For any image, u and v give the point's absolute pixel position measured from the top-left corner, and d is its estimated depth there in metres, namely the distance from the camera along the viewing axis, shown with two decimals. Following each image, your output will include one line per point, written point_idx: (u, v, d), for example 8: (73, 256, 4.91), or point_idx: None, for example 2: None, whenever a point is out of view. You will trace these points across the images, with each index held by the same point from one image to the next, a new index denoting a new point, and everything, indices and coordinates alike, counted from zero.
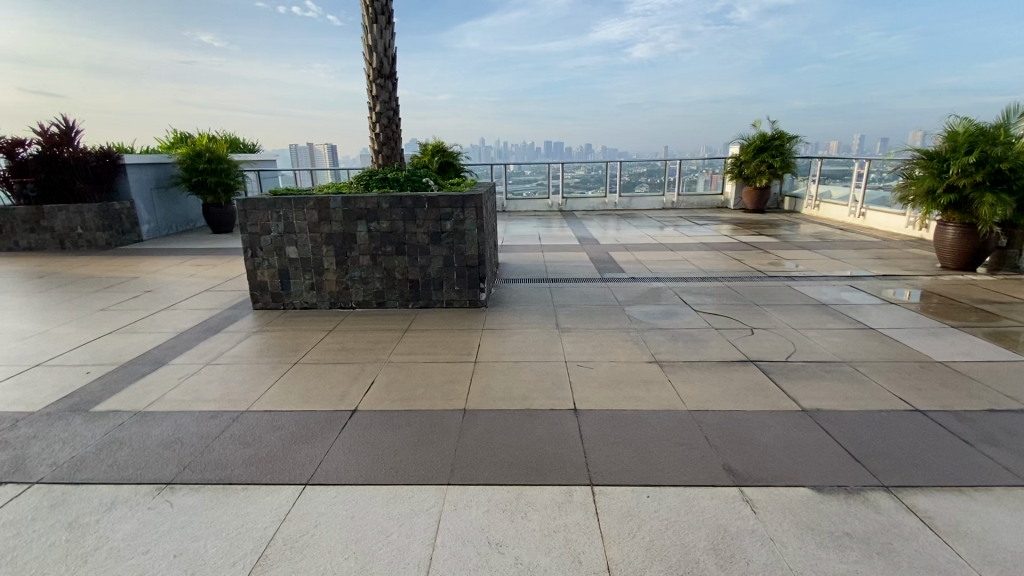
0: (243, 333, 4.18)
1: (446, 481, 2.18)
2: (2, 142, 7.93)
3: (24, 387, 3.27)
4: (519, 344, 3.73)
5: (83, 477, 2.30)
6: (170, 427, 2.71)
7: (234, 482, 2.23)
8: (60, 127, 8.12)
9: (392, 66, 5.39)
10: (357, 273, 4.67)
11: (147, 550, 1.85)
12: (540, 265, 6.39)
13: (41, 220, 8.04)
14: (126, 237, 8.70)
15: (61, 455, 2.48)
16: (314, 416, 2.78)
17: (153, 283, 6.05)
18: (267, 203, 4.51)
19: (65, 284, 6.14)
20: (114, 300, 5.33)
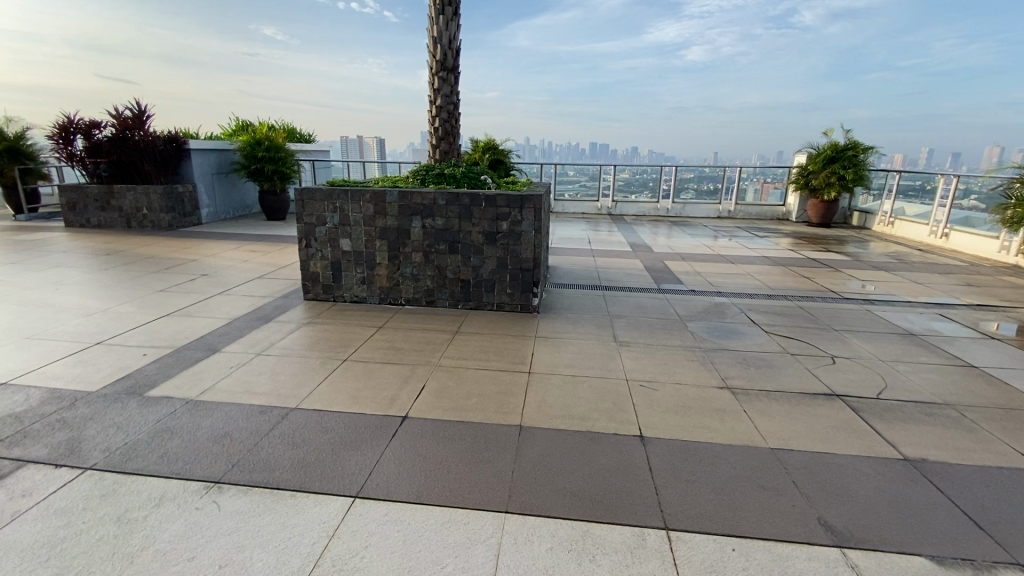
0: (293, 324, 4.15)
1: (504, 508, 2.00)
2: (82, 123, 8.40)
3: (85, 365, 3.32)
4: (575, 356, 3.52)
5: (135, 466, 2.25)
6: (221, 419, 2.66)
7: (283, 487, 2.13)
8: (134, 111, 8.44)
9: (455, 59, 5.27)
10: (409, 269, 4.57)
11: (193, 556, 1.76)
12: (592, 271, 6.14)
13: (111, 199, 8.46)
14: (187, 220, 8.98)
15: (114, 440, 2.46)
16: (364, 420, 2.66)
17: (208, 267, 6.18)
18: (324, 193, 4.47)
19: (129, 262, 6.37)
20: (173, 282, 5.46)
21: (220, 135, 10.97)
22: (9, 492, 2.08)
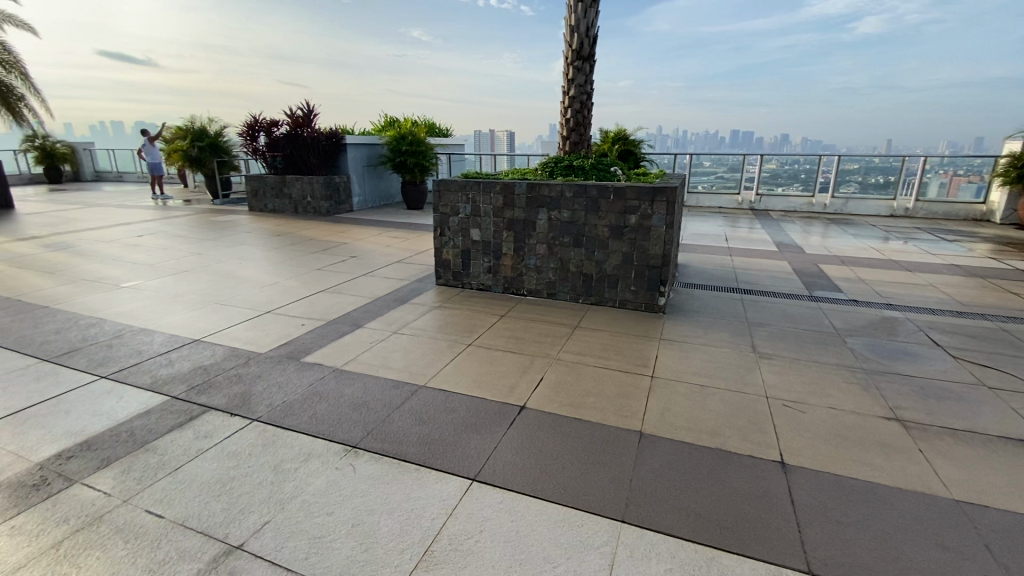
0: (424, 307, 4.43)
1: (620, 517, 1.90)
2: (265, 123, 9.89)
3: (258, 330, 3.90)
4: (704, 363, 3.25)
5: (290, 423, 2.58)
6: (360, 389, 2.93)
7: (408, 460, 2.27)
8: (303, 111, 9.78)
9: (591, 47, 5.14)
10: (533, 261, 4.61)
11: (331, 511, 1.95)
12: (728, 272, 5.63)
13: (284, 188, 9.82)
14: (342, 207, 10.10)
15: (277, 397, 2.85)
16: (484, 406, 2.73)
17: (356, 250, 6.89)
18: (458, 185, 4.68)
19: (295, 243, 7.36)
20: (328, 262, 6.18)
21: (371, 131, 12.13)
22: (199, 431, 2.53)
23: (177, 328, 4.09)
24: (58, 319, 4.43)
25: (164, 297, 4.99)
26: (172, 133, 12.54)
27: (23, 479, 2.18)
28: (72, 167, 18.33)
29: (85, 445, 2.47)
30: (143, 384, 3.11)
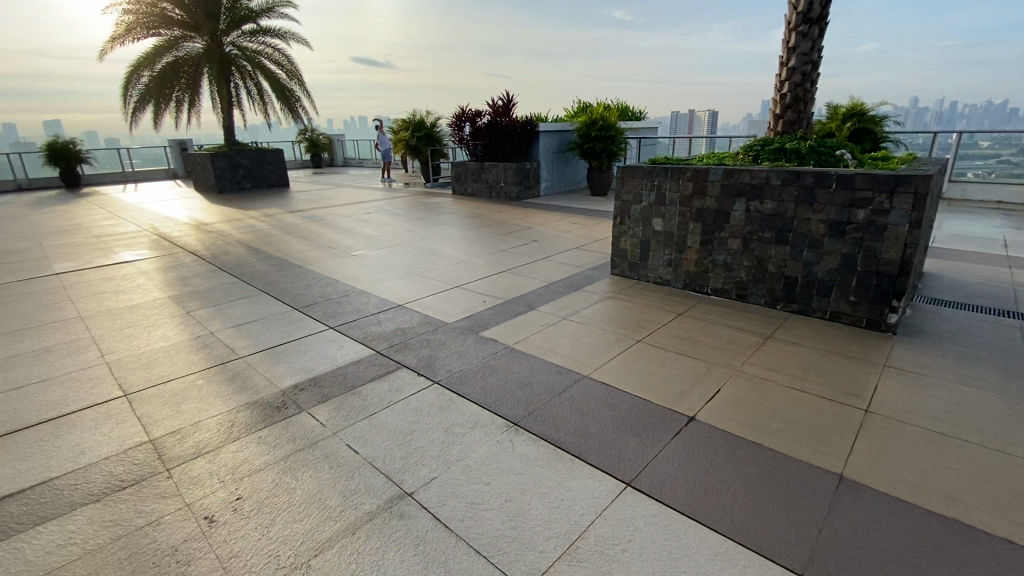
0: (596, 296, 4.39)
1: (798, 571, 1.60)
2: (470, 114, 10.86)
3: (447, 304, 4.43)
4: (947, 405, 2.54)
5: (463, 390, 2.93)
6: (527, 369, 3.07)
7: (564, 449, 2.29)
8: (503, 101, 10.51)
9: (824, 7, 4.34)
10: (722, 257, 4.15)
11: (488, 481, 2.15)
12: (1003, 288, 4.26)
13: (481, 173, 10.70)
14: (531, 193, 10.57)
15: (454, 365, 3.27)
16: (648, 408, 2.58)
17: (539, 234, 7.17)
18: (644, 171, 4.46)
19: (486, 224, 8.02)
20: (512, 244, 6.58)
21: (564, 117, 12.35)
22: (392, 385, 3.12)
23: (387, 295, 4.91)
24: (310, 278, 5.69)
25: (381, 266, 5.99)
26: (399, 125, 14.72)
27: (270, 401, 3.03)
28: (331, 154, 22.93)
29: (312, 380, 3.26)
30: (358, 338, 3.90)
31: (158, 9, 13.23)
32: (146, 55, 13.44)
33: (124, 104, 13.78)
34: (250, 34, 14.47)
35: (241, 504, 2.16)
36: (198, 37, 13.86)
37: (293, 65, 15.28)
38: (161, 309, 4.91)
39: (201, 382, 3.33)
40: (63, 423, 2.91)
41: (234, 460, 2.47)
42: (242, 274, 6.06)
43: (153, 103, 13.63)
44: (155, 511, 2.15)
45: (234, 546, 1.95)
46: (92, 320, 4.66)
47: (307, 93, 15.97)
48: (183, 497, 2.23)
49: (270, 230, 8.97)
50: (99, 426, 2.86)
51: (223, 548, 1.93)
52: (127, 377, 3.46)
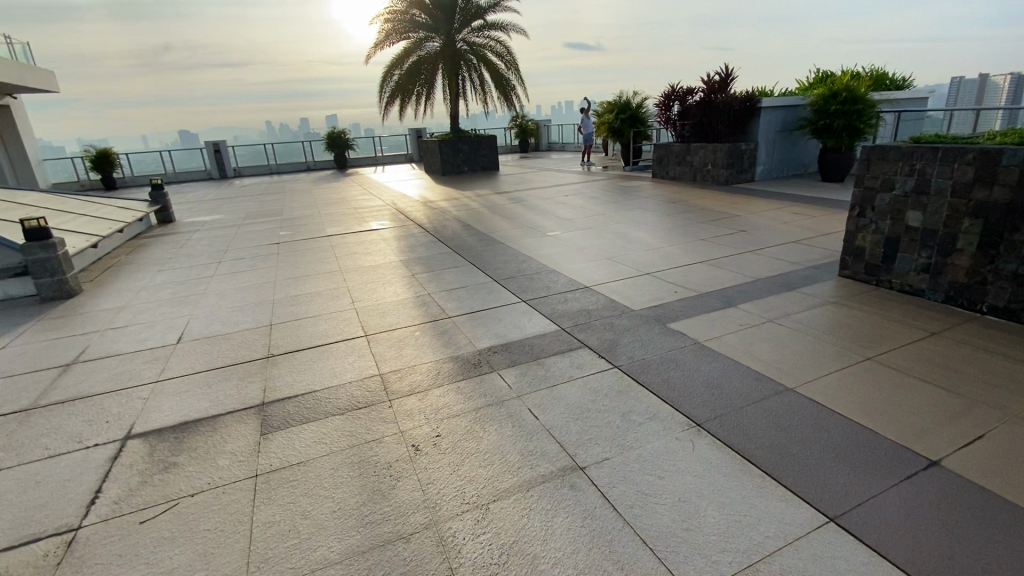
0: (814, 300, 3.83)
1: None
2: (682, 91, 10.26)
3: (636, 289, 4.48)
4: None
5: (646, 378, 2.97)
6: (718, 368, 2.99)
7: (752, 461, 2.20)
8: (721, 76, 9.66)
9: None
10: (1012, 266, 3.15)
11: (664, 476, 2.16)
12: None
13: (687, 155, 10.09)
14: (743, 176, 9.57)
15: (639, 353, 3.29)
16: (866, 440, 2.25)
17: (749, 224, 6.50)
18: (901, 151, 3.66)
19: (688, 213, 7.61)
20: (715, 234, 6.14)
21: (795, 91, 10.77)
22: (575, 361, 3.24)
23: (577, 275, 5.06)
24: (510, 253, 6.19)
25: (574, 247, 6.18)
26: (605, 108, 14.84)
27: (468, 357, 3.43)
28: (537, 138, 24.19)
29: (503, 345, 3.58)
30: (546, 313, 4.10)
31: (409, 15, 15.57)
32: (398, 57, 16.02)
33: (380, 99, 16.71)
34: (478, 30, 16.12)
35: (439, 441, 2.53)
36: (437, 37, 15.90)
37: (512, 54, 16.59)
38: (394, 270, 5.93)
39: (417, 334, 3.94)
40: (324, 350, 3.79)
41: (437, 403, 2.89)
42: (455, 245, 6.92)
43: (401, 98, 16.29)
44: (378, 431, 2.66)
45: (432, 474, 2.29)
46: (348, 273, 5.90)
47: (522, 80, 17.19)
48: (398, 425, 2.70)
49: (480, 208, 9.98)
50: (346, 357, 3.63)
51: (424, 474, 2.30)
52: (367, 322, 4.30)
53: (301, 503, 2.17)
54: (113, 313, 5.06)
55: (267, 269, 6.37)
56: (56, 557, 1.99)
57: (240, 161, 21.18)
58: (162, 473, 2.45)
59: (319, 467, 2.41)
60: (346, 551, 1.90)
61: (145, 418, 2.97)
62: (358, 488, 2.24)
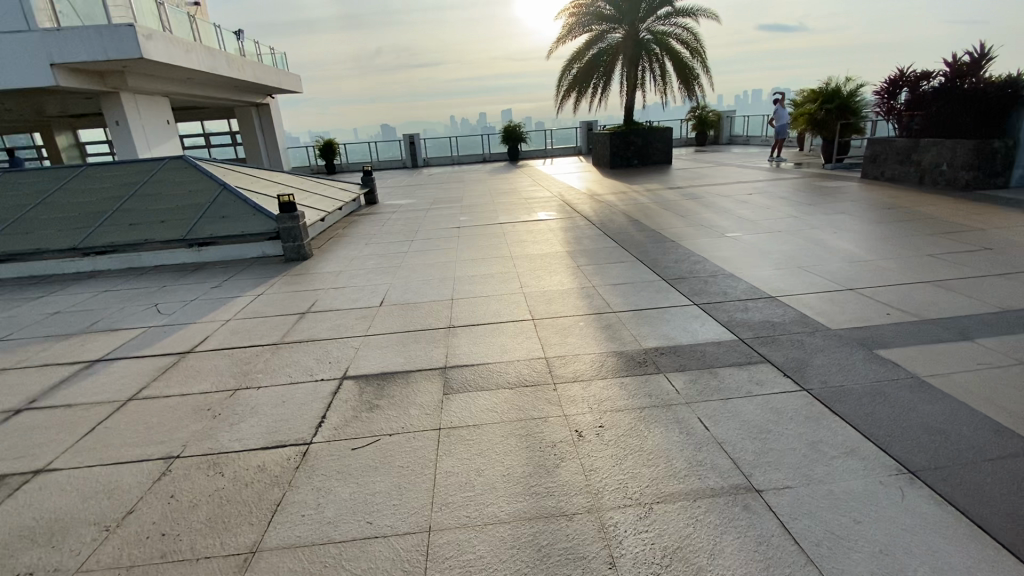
0: None
1: None
2: (914, 76, 8.63)
3: (834, 305, 4.00)
4: None
5: (840, 408, 2.63)
6: (942, 413, 2.50)
7: (987, 532, 1.81)
8: (974, 56, 7.82)
9: None
10: None
11: (860, 522, 1.90)
12: None
13: (913, 153, 8.52)
14: (993, 181, 7.67)
15: (834, 378, 2.92)
16: None
17: (999, 240, 5.22)
18: None
19: (908, 222, 6.40)
20: (948, 250, 5.08)
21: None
22: (753, 377, 3.00)
23: (759, 283, 4.65)
24: (682, 253, 5.91)
25: (757, 252, 5.67)
26: (807, 96, 13.22)
27: (634, 355, 3.39)
28: (717, 131, 22.42)
29: (671, 348, 3.46)
30: (722, 320, 3.87)
31: (594, 7, 15.56)
32: (579, 50, 16.23)
33: (558, 93, 17.16)
34: (664, 18, 15.48)
35: (602, 432, 2.57)
36: (620, 28, 15.68)
37: (699, 42, 15.62)
38: (561, 260, 6.11)
39: (583, 324, 4.02)
40: (496, 327, 4.11)
41: (600, 395, 2.93)
42: (622, 240, 6.85)
43: (577, 91, 16.52)
44: (544, 411, 2.80)
45: (595, 461, 2.35)
46: (519, 259, 6.27)
47: (707, 68, 16.10)
48: (563, 409, 2.80)
49: (649, 203, 9.67)
50: (514, 337, 3.87)
51: (587, 459, 2.36)
52: (534, 307, 4.52)
53: (476, 461, 2.41)
54: (333, 276, 6.15)
55: (449, 250, 7.08)
56: (296, 461, 2.52)
57: (429, 152, 23.72)
58: (367, 411, 2.93)
59: (490, 432, 2.64)
60: (515, 514, 2.06)
61: (355, 365, 3.57)
62: (525, 459, 2.39)
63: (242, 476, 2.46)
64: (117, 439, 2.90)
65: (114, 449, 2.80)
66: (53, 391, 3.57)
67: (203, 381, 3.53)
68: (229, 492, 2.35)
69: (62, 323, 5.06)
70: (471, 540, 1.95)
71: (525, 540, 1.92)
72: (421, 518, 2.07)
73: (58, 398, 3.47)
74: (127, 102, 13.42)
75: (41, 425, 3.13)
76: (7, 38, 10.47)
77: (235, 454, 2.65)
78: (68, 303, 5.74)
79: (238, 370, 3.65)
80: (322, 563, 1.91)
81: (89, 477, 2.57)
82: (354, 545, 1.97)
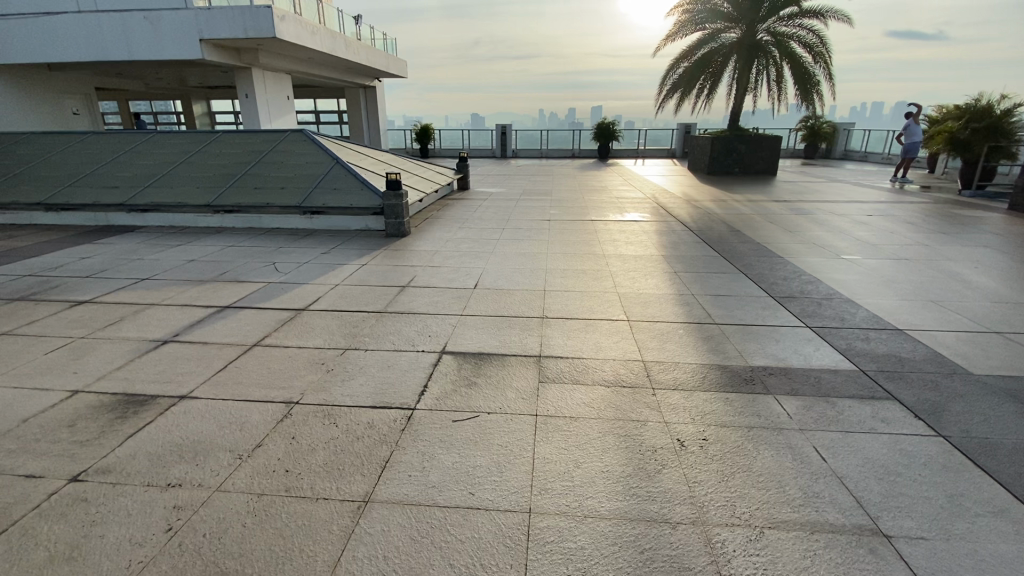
0: None
1: None
2: None
3: (977, 347, 3.56)
4: None
5: (984, 462, 2.34)
6: None
7: None
8: None
9: None
10: None
11: None
12: None
13: None
14: None
15: (977, 428, 2.60)
16: None
17: None
18: None
19: None
20: None
21: None
22: (878, 414, 2.74)
23: (882, 312, 4.25)
24: (790, 270, 5.51)
25: (879, 279, 5.18)
26: (950, 112, 11.83)
27: (739, 371, 3.23)
28: (830, 145, 20.72)
29: (782, 369, 3.25)
30: (839, 347, 3.58)
31: (710, 4, 14.81)
32: (688, 49, 15.54)
33: (660, 92, 16.58)
34: (787, 18, 14.42)
35: (706, 445, 2.47)
36: (736, 28, 14.82)
37: (824, 45, 14.41)
38: (655, 263, 5.93)
39: (681, 332, 3.88)
40: (590, 324, 4.08)
41: (702, 407, 2.82)
42: (721, 250, 6.54)
43: (681, 92, 15.88)
44: (643, 415, 2.74)
45: (699, 473, 2.27)
46: (611, 258, 6.19)
47: (830, 74, 14.83)
48: (663, 416, 2.73)
49: (751, 214, 9.12)
50: (610, 335, 3.82)
51: (690, 471, 2.29)
52: (629, 308, 4.43)
53: (573, 452, 2.42)
54: (429, 255, 6.39)
55: (540, 242, 7.11)
56: (402, 424, 2.67)
57: (519, 144, 23.93)
58: (466, 387, 3.03)
59: (588, 427, 2.63)
60: (615, 511, 2.05)
61: (453, 341, 3.70)
62: (625, 460, 2.36)
63: (353, 430, 2.64)
64: (246, 378, 3.22)
65: (244, 387, 3.11)
66: (192, 328, 4.02)
67: (316, 337, 3.82)
68: (343, 442, 2.54)
69: (197, 270, 5.68)
70: (572, 530, 1.96)
71: (628, 540, 1.90)
72: (522, 499, 2.12)
73: (197, 335, 3.92)
74: (258, 77, 14.73)
75: (184, 356, 3.55)
76: (169, 14, 11.84)
77: (347, 408, 2.85)
78: (202, 253, 6.43)
79: (347, 332, 3.91)
80: (428, 523, 2.00)
81: (223, 409, 2.87)
82: (457, 512, 2.05)
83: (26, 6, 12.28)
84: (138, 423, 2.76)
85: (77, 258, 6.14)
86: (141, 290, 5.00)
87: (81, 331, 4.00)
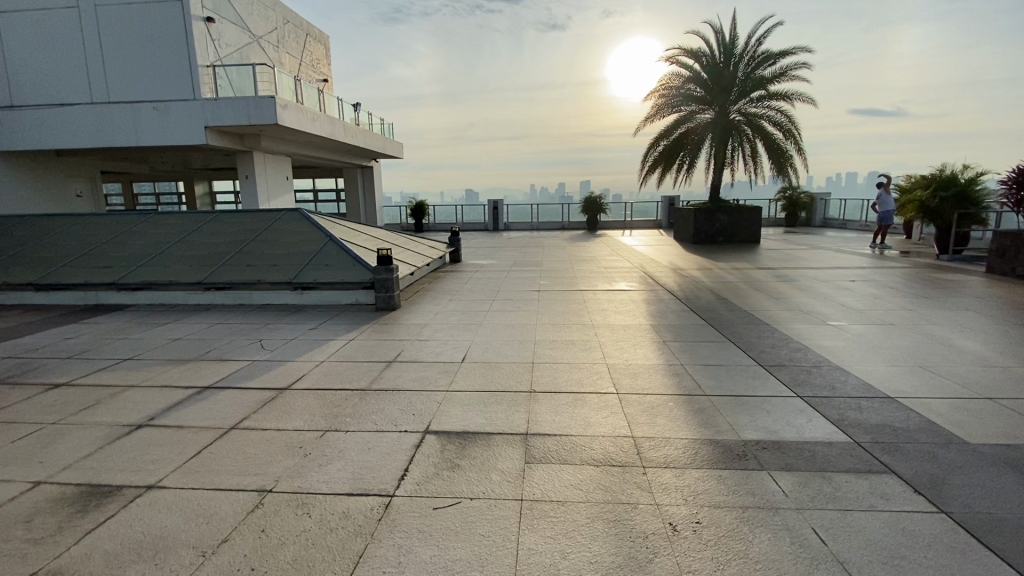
0: None
1: None
2: None
3: (970, 415, 3.50)
4: None
5: (991, 540, 2.23)
6: None
7: None
8: None
9: None
10: None
11: None
12: None
13: None
14: None
15: (979, 503, 2.50)
16: None
17: None
18: None
19: None
20: None
21: None
22: (876, 489, 2.64)
23: (873, 380, 4.21)
24: (778, 338, 5.52)
25: (867, 345, 5.19)
26: (918, 183, 12.48)
27: (732, 447, 3.12)
28: (809, 214, 21.58)
29: (775, 443, 3.16)
30: (832, 418, 3.51)
31: (684, 89, 15.88)
32: (666, 129, 16.53)
33: (642, 167, 17.39)
34: (757, 100, 15.51)
35: (700, 529, 2.35)
36: (709, 109, 15.89)
37: (793, 124, 15.44)
38: (646, 333, 5.91)
39: (672, 405, 3.79)
40: (580, 398, 3.99)
41: (694, 486, 2.70)
42: (710, 318, 6.56)
43: (663, 167, 16.67)
44: (633, 496, 2.62)
45: (693, 562, 2.14)
46: (600, 328, 6.19)
47: (802, 149, 15.74)
48: (655, 498, 2.60)
49: (737, 282, 9.28)
50: (599, 410, 3.72)
51: (683, 559, 2.15)
52: (618, 380, 4.36)
53: (560, 541, 2.28)
54: (418, 328, 6.37)
55: (530, 313, 7.13)
56: (378, 513, 2.53)
57: (510, 217, 24.71)
58: (449, 470, 2.91)
59: (575, 512, 2.50)
60: None
61: (438, 420, 3.59)
62: (615, 549, 2.22)
63: (328, 520, 2.49)
64: (220, 465, 3.08)
65: (214, 476, 2.96)
66: (169, 412, 3.89)
67: (296, 419, 3.70)
68: (315, 535, 2.38)
69: (183, 348, 5.61)
70: None
71: None
72: None
73: (173, 418, 3.78)
74: (258, 160, 15.41)
75: (156, 442, 3.40)
76: (177, 105, 12.61)
77: (322, 497, 2.70)
78: (189, 331, 6.38)
79: (329, 412, 3.80)
80: None
81: (192, 501, 2.71)
82: None
83: (42, 99, 13.04)
84: (100, 518, 2.60)
85: (60, 339, 6.06)
86: (122, 370, 4.90)
87: (53, 416, 3.85)
